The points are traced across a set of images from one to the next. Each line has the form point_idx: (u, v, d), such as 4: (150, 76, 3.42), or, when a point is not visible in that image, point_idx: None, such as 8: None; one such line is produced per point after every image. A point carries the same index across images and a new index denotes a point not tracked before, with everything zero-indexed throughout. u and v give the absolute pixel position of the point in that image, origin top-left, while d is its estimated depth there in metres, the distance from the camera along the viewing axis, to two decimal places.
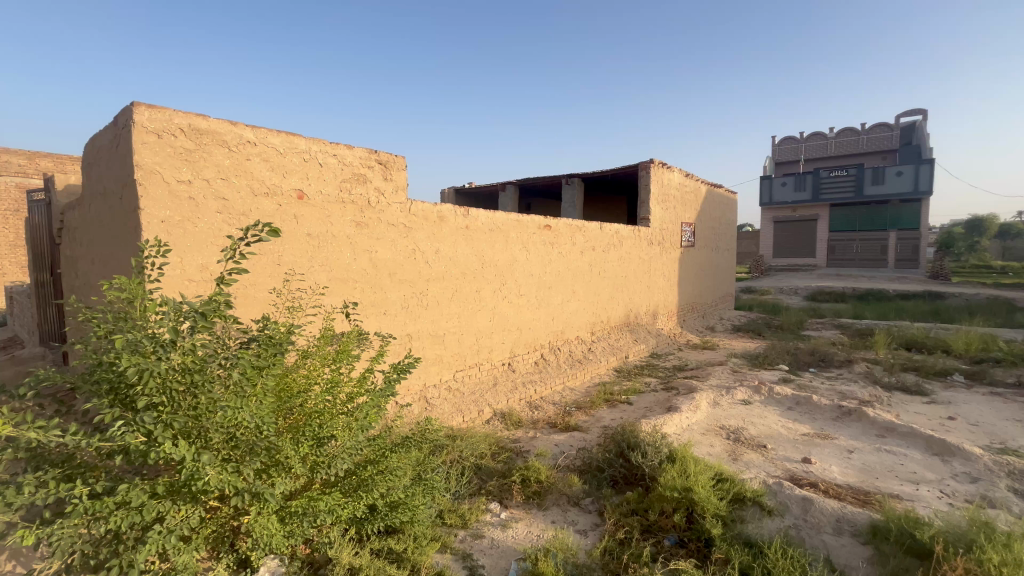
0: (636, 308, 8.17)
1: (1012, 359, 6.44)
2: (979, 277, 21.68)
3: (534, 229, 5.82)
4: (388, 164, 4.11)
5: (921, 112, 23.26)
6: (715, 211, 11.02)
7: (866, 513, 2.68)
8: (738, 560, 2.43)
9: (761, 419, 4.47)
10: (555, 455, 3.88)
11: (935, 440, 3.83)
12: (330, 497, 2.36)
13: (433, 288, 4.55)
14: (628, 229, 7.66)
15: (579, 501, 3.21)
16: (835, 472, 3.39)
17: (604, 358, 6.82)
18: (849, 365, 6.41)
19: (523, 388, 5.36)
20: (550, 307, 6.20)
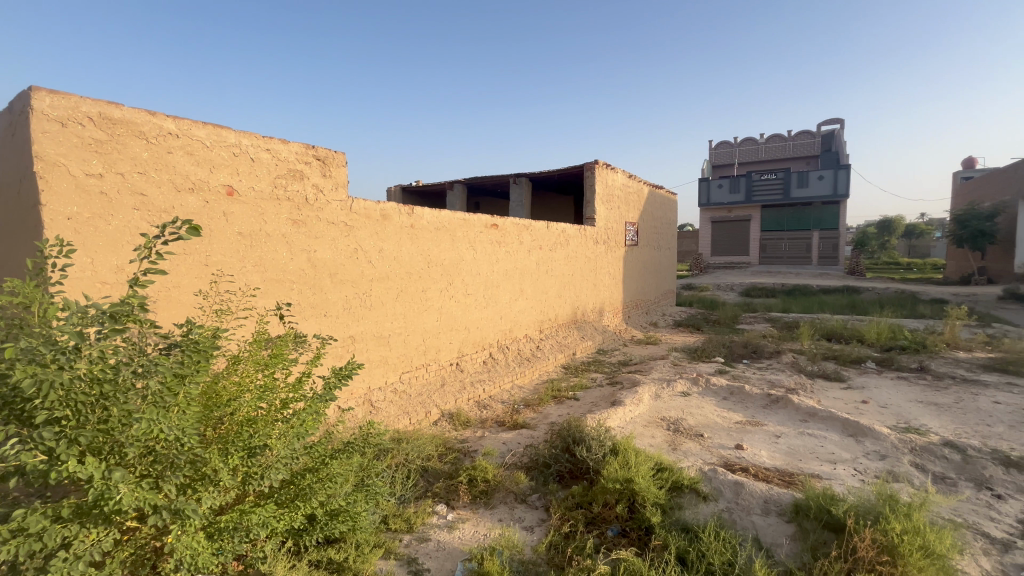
0: (583, 306, 8.36)
1: (915, 346, 7.12)
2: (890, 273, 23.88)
3: (480, 228, 5.81)
4: (327, 161, 3.97)
5: (839, 122, 25.33)
6: (657, 211, 11.47)
7: (790, 493, 2.87)
8: (675, 545, 2.54)
9: (699, 410, 4.69)
10: (502, 453, 3.88)
11: (850, 422, 4.17)
12: (264, 509, 2.24)
13: (377, 288, 4.44)
14: (574, 228, 7.80)
15: (526, 498, 3.24)
16: (764, 457, 3.61)
17: (552, 355, 6.92)
18: (777, 356, 6.87)
19: (471, 388, 5.34)
20: (498, 305, 6.21)
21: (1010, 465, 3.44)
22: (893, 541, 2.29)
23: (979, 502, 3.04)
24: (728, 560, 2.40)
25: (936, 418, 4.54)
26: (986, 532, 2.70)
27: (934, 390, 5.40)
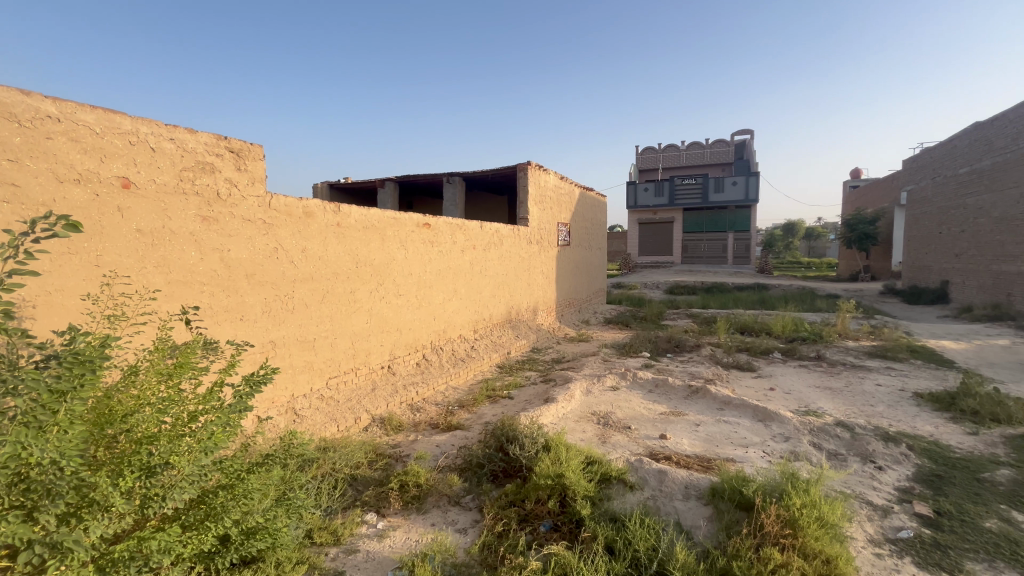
0: (518, 305, 8.45)
1: (813, 337, 7.90)
2: (793, 271, 26.27)
3: (412, 227, 5.68)
4: (241, 153, 3.69)
5: (749, 133, 27.55)
6: (588, 212, 11.83)
7: (707, 478, 3.06)
8: (604, 535, 2.62)
9: (627, 403, 4.89)
10: (435, 456, 3.82)
11: (759, 408, 4.54)
12: (167, 534, 2.02)
13: (300, 290, 4.20)
14: (508, 228, 7.86)
15: (459, 500, 3.21)
16: (685, 445, 3.83)
17: (487, 355, 6.92)
18: (697, 349, 7.33)
19: (404, 390, 5.20)
20: (431, 305, 6.11)
21: (887, 438, 3.91)
22: (794, 515, 2.51)
23: (864, 474, 3.42)
24: (652, 546, 2.51)
25: (830, 401, 5.06)
26: (870, 500, 3.04)
27: (829, 376, 6.02)
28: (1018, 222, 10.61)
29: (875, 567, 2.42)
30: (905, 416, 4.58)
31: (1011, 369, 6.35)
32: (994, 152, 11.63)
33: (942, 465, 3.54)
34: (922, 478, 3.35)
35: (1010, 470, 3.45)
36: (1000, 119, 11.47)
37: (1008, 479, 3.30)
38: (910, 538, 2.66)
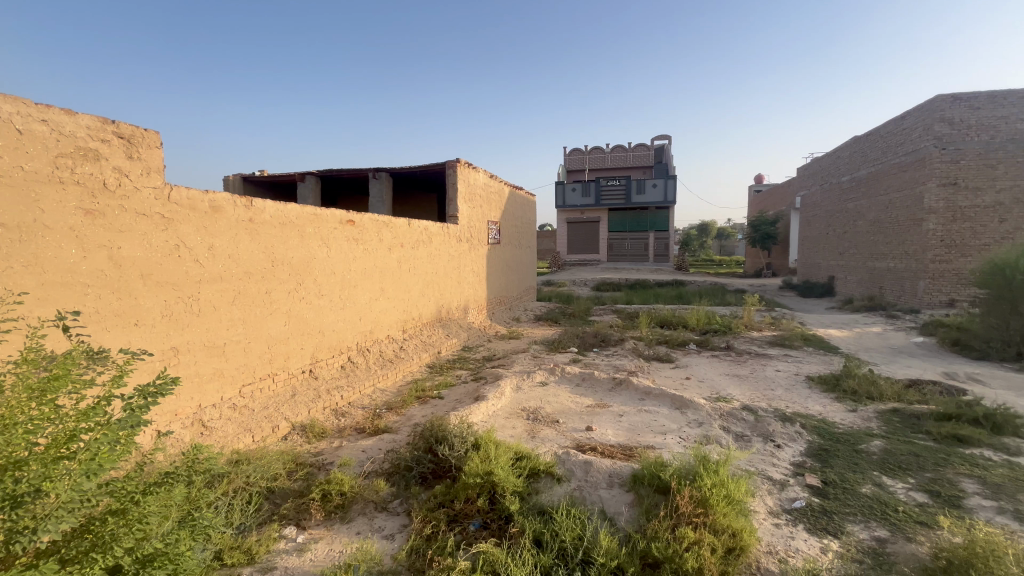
0: (448, 303, 8.37)
1: (723, 329, 8.57)
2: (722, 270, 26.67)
3: (335, 224, 5.43)
4: (133, 140, 3.32)
5: (667, 138, 29.24)
6: (517, 211, 11.96)
7: (629, 466, 3.21)
8: (532, 529, 2.66)
9: (555, 398, 5.01)
10: (361, 463, 3.67)
11: (676, 397, 4.84)
12: (41, 572, 1.76)
13: (207, 291, 3.86)
14: (436, 226, 7.75)
15: (386, 505, 3.11)
16: (610, 435, 3.99)
17: (416, 355, 6.77)
18: (621, 343, 7.68)
19: (327, 395, 4.94)
20: (356, 305, 5.87)
21: (784, 419, 4.34)
22: (705, 495, 2.70)
23: (765, 452, 3.76)
24: (578, 535, 2.59)
25: (738, 387, 5.51)
26: (770, 475, 3.35)
27: (737, 364, 6.55)
28: (887, 224, 12.18)
29: (774, 536, 2.66)
30: (799, 398, 5.10)
31: (882, 353, 7.29)
32: (869, 163, 13.25)
33: (828, 440, 3.99)
34: (813, 453, 3.74)
35: (881, 440, 3.96)
36: (874, 134, 13.08)
37: (880, 448, 3.78)
38: (803, 507, 2.96)
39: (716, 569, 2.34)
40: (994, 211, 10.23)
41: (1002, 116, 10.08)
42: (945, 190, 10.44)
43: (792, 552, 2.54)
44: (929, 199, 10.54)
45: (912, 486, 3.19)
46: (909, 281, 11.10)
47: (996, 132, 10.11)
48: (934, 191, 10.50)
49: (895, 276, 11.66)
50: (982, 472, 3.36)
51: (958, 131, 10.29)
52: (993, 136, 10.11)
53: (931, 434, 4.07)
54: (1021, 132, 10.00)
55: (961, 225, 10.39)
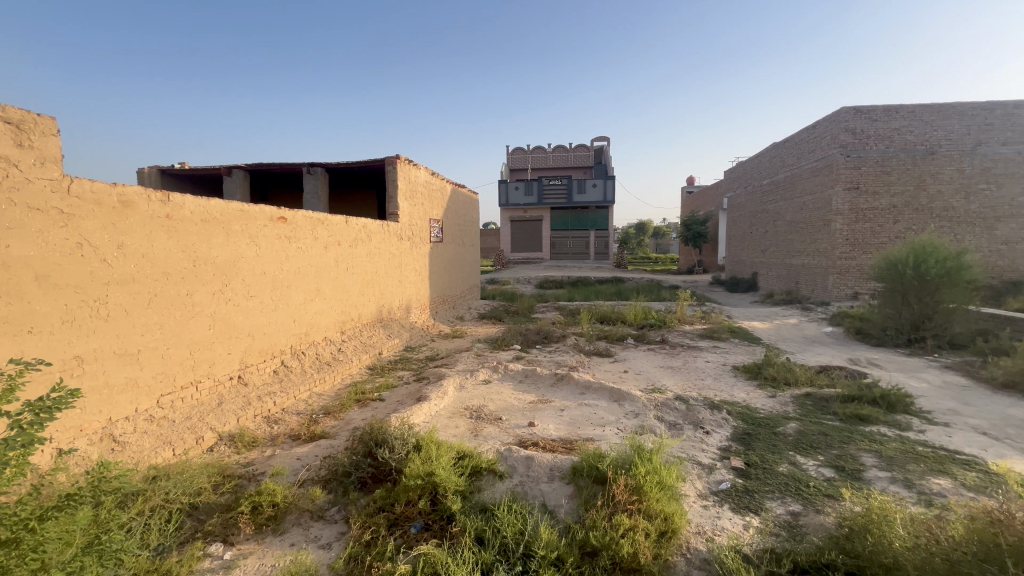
0: (389, 303, 8.17)
1: (658, 323, 8.99)
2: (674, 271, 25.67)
3: (264, 221, 5.14)
4: (23, 126, 2.96)
5: (605, 139, 30.16)
6: (459, 209, 11.90)
7: (569, 459, 3.29)
8: (473, 527, 2.66)
9: (498, 396, 5.04)
10: (295, 471, 3.51)
11: (614, 390, 5.03)
12: None
13: (118, 294, 3.53)
14: (376, 223, 7.55)
15: (323, 513, 2.99)
16: (551, 430, 4.07)
17: (356, 357, 6.56)
18: (563, 339, 7.84)
19: (258, 402, 4.67)
20: (289, 307, 5.60)
21: (713, 407, 4.62)
22: (640, 483, 2.82)
23: (695, 439, 3.99)
24: (519, 530, 2.62)
25: (671, 378, 5.81)
26: (700, 460, 3.56)
27: (671, 356, 6.89)
28: (802, 224, 13.28)
29: (703, 517, 2.83)
30: (726, 386, 5.46)
31: (798, 343, 7.95)
32: (786, 168, 14.37)
33: (750, 425, 4.30)
34: (737, 437, 4.01)
35: (796, 423, 4.31)
36: (790, 141, 14.18)
37: (795, 430, 4.12)
38: (728, 489, 3.17)
39: (649, 552, 2.45)
40: (890, 213, 11.42)
41: (896, 127, 11.25)
42: (850, 194, 11.52)
43: (718, 531, 2.71)
44: (836, 202, 11.58)
45: (821, 463, 3.50)
46: (821, 276, 12.15)
47: (891, 142, 11.29)
48: (841, 195, 11.55)
49: (809, 272, 12.73)
50: (879, 447, 3.75)
51: (860, 140, 11.38)
52: (888, 145, 11.29)
53: (838, 414, 4.49)
54: (910, 142, 11.22)
55: (863, 225, 11.52)
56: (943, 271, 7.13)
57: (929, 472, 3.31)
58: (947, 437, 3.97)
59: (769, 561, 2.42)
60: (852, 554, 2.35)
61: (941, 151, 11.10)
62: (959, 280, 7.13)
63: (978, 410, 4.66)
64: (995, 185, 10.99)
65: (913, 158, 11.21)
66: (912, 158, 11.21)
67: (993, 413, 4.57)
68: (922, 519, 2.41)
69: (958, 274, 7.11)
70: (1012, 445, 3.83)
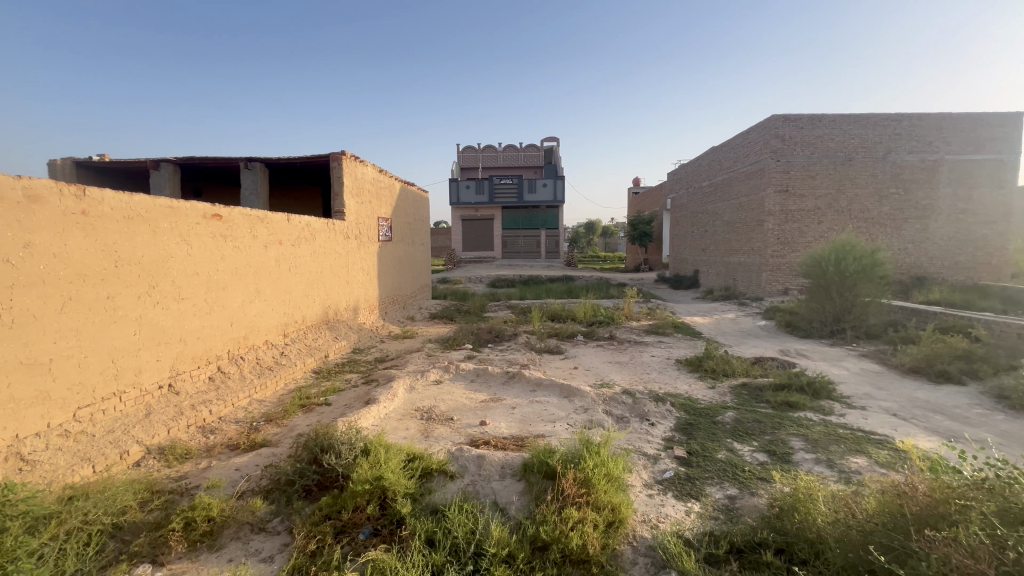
0: (335, 304, 7.90)
1: (607, 320, 9.24)
2: (630, 270, 24.88)
3: (196, 219, 4.83)
4: None
5: (555, 139, 30.61)
6: (409, 207, 11.69)
7: (520, 456, 3.32)
8: (423, 529, 2.63)
9: (450, 396, 5.00)
10: (233, 483, 3.32)
11: (564, 386, 5.12)
12: None
13: (25, 298, 3.20)
14: (320, 221, 7.28)
15: (265, 525, 2.86)
16: (503, 428, 4.09)
17: (300, 360, 6.29)
18: (515, 337, 7.90)
19: (192, 411, 4.39)
20: (226, 309, 5.29)
21: (657, 399, 4.81)
22: (588, 476, 2.89)
23: (641, 430, 4.14)
24: (470, 529, 2.62)
25: (619, 373, 6.00)
26: (645, 451, 3.70)
27: (618, 352, 7.10)
28: (737, 224, 14.07)
29: (648, 506, 2.95)
30: (669, 379, 5.70)
31: (735, 336, 8.41)
32: (723, 170, 15.17)
33: (691, 415, 4.51)
34: (680, 427, 4.20)
35: (732, 412, 4.57)
36: (726, 145, 14.99)
37: (732, 418, 4.37)
38: (671, 477, 3.31)
39: (598, 543, 2.52)
40: (815, 214, 12.33)
41: (819, 135, 12.15)
42: (780, 196, 12.33)
43: (662, 518, 2.83)
44: (768, 203, 12.37)
45: (755, 449, 3.73)
46: (755, 273, 12.94)
47: (815, 148, 12.18)
48: (772, 197, 12.34)
49: (744, 270, 13.52)
50: (805, 431, 4.05)
51: (788, 146, 12.21)
52: (813, 152, 12.18)
53: (770, 402, 4.80)
54: (832, 149, 12.15)
55: (792, 225, 12.37)
56: (860, 268, 7.78)
57: (848, 452, 3.61)
58: (863, 419, 4.34)
59: (708, 543, 2.55)
60: (780, 531, 2.53)
61: (857, 157, 12.10)
62: (873, 275, 7.80)
63: (890, 393, 5.13)
64: (903, 189, 12.12)
65: (834, 164, 12.15)
66: (834, 163, 12.15)
67: (902, 396, 5.05)
68: (841, 495, 2.63)
69: (872, 270, 7.78)
70: (918, 423, 4.25)
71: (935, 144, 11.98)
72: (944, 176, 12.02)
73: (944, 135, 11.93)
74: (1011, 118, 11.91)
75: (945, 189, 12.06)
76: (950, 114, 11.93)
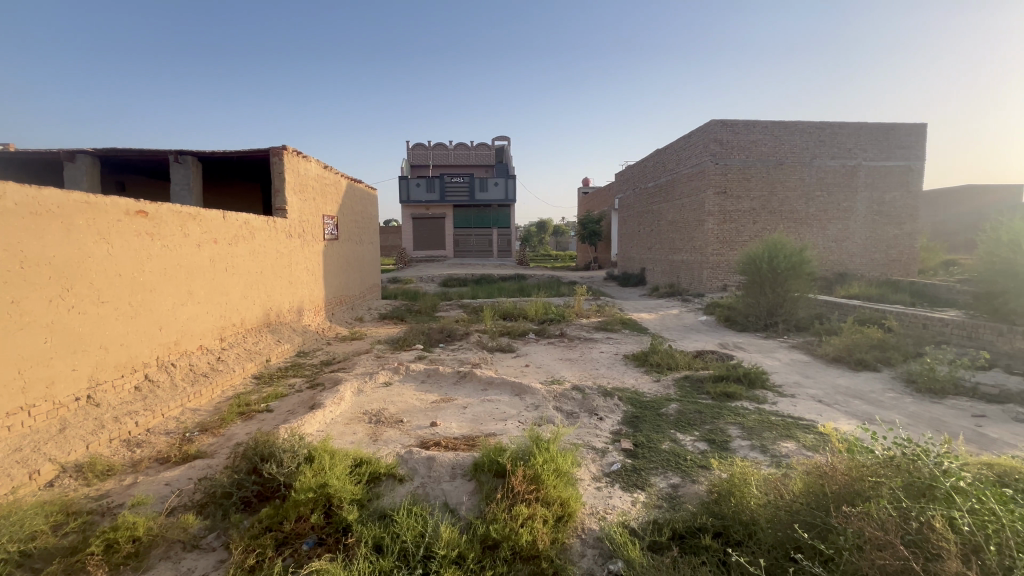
0: (278, 306, 7.55)
1: (558, 317, 9.40)
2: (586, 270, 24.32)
3: (118, 215, 4.47)
4: None
5: (506, 139, 30.72)
6: (356, 205, 11.35)
7: (471, 455, 3.31)
8: (370, 535, 2.56)
9: (399, 397, 4.91)
10: (163, 498, 3.10)
11: (515, 384, 5.16)
12: None
13: None
14: (259, 219, 6.92)
15: (199, 542, 2.69)
16: (453, 428, 4.06)
17: (238, 366, 5.96)
18: (466, 336, 7.86)
19: (114, 424, 4.05)
20: (154, 313, 4.92)
21: (605, 394, 4.94)
22: (539, 473, 2.92)
23: (590, 425, 4.24)
24: (420, 532, 2.58)
25: (569, 369, 6.11)
26: (594, 445, 3.79)
27: (568, 349, 7.23)
28: (680, 224, 14.70)
29: (596, 498, 3.02)
30: (617, 374, 5.87)
31: (678, 331, 8.80)
32: (666, 172, 15.79)
33: (638, 408, 4.67)
34: (627, 420, 4.34)
35: (676, 403, 4.77)
36: (669, 148, 15.61)
37: (675, 410, 4.56)
38: (619, 469, 3.41)
39: (547, 538, 2.56)
40: (750, 215, 13.08)
41: (754, 140, 12.89)
42: (719, 197, 13.01)
43: (609, 509, 2.92)
44: (708, 204, 13.01)
45: (696, 438, 3.91)
46: (696, 270, 13.57)
47: (750, 152, 12.92)
48: (712, 198, 12.98)
49: (687, 267, 14.14)
50: (741, 419, 4.30)
51: (726, 150, 12.88)
52: (748, 156, 12.91)
53: (710, 393, 5.05)
54: (765, 153, 12.93)
55: (729, 225, 13.07)
56: (789, 265, 8.32)
57: (779, 437, 3.86)
58: (793, 406, 4.66)
59: (652, 531, 2.65)
60: (718, 515, 2.67)
61: (787, 162, 12.94)
62: (801, 272, 8.38)
63: (816, 381, 5.54)
64: (826, 192, 13.08)
65: (766, 168, 12.94)
66: (766, 167, 12.95)
67: (826, 383, 5.47)
68: (772, 478, 2.81)
69: (800, 267, 8.35)
70: (839, 408, 4.62)
71: (854, 151, 13.02)
72: (862, 180, 13.10)
73: (861, 143, 12.98)
74: (918, 128, 13.09)
75: (862, 192, 13.14)
76: (866, 123, 12.99)
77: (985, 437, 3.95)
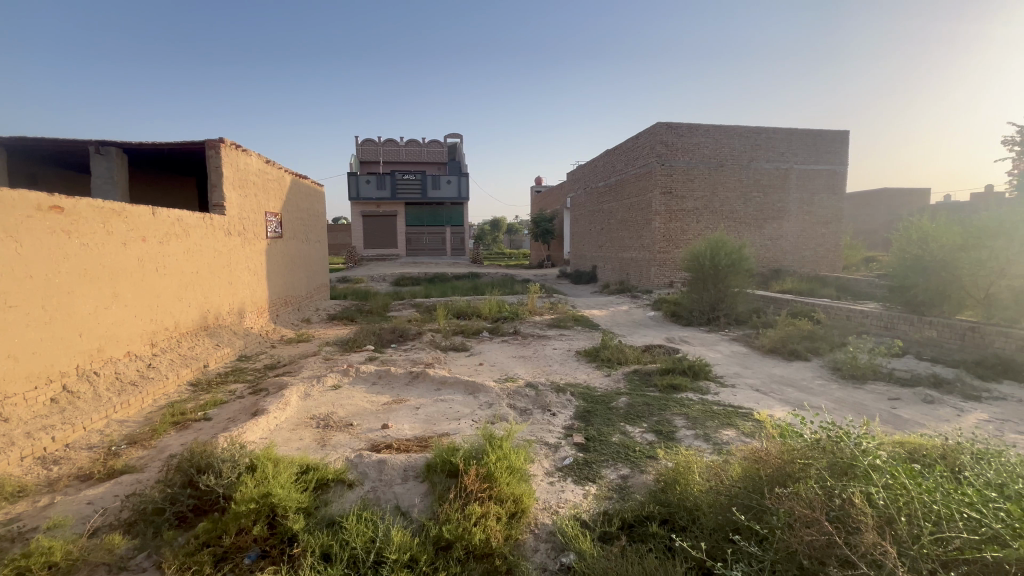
0: (216, 307, 7.13)
1: (511, 315, 9.44)
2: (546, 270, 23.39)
3: (27, 211, 4.06)
4: None
5: (459, 137, 30.50)
6: (301, 202, 10.90)
7: (423, 456, 3.27)
8: (318, 544, 2.47)
9: (349, 400, 4.77)
10: (85, 519, 2.86)
11: (469, 383, 5.13)
12: None
13: None
14: (194, 216, 6.51)
15: (127, 564, 2.49)
16: (406, 430, 3.99)
17: (171, 372, 5.58)
18: (419, 336, 7.75)
19: (27, 440, 3.68)
20: (73, 317, 4.52)
21: (558, 390, 5.01)
22: (491, 471, 2.92)
23: (543, 421, 4.29)
24: (369, 538, 2.51)
25: (523, 366, 6.16)
26: (546, 441, 3.83)
27: (522, 346, 7.28)
28: (629, 222, 15.16)
29: (549, 493, 3.06)
30: (570, 369, 5.98)
31: (628, 326, 9.08)
32: (616, 172, 16.22)
33: (589, 402, 4.77)
34: (579, 415, 4.43)
35: (625, 397, 4.91)
36: (618, 149, 16.03)
37: (625, 403, 4.69)
38: (571, 463, 3.47)
39: (501, 535, 2.57)
40: (694, 214, 13.66)
41: (697, 142, 13.47)
42: (665, 197, 13.51)
43: (562, 502, 2.96)
44: (655, 204, 13.48)
45: (645, 430, 4.04)
46: (644, 268, 14.03)
47: (694, 154, 13.49)
48: (658, 198, 13.47)
49: (636, 265, 14.59)
50: (687, 409, 4.49)
51: (671, 152, 13.39)
52: (692, 158, 13.48)
53: (658, 385, 5.24)
54: (707, 156, 13.54)
55: (675, 224, 13.61)
56: (729, 262, 8.77)
57: (721, 426, 4.06)
58: (734, 395, 4.92)
59: (602, 522, 2.73)
60: (664, 503, 2.77)
61: (727, 164, 13.62)
62: (741, 268, 8.85)
63: (754, 371, 5.87)
64: (762, 193, 13.88)
65: (708, 169, 13.56)
66: (708, 169, 13.57)
67: (763, 373, 5.82)
68: (713, 465, 2.94)
69: (740, 264, 8.82)
70: (774, 396, 4.92)
71: (786, 155, 13.88)
72: (794, 182, 13.99)
73: (793, 147, 13.86)
74: (842, 135, 14.12)
75: (794, 193, 14.04)
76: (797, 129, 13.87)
77: (899, 417, 4.34)
